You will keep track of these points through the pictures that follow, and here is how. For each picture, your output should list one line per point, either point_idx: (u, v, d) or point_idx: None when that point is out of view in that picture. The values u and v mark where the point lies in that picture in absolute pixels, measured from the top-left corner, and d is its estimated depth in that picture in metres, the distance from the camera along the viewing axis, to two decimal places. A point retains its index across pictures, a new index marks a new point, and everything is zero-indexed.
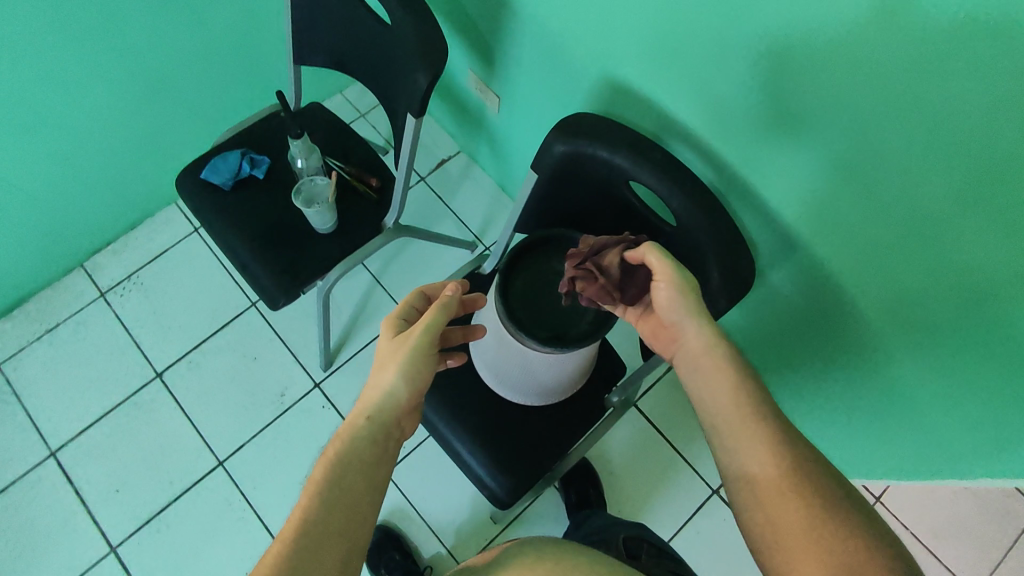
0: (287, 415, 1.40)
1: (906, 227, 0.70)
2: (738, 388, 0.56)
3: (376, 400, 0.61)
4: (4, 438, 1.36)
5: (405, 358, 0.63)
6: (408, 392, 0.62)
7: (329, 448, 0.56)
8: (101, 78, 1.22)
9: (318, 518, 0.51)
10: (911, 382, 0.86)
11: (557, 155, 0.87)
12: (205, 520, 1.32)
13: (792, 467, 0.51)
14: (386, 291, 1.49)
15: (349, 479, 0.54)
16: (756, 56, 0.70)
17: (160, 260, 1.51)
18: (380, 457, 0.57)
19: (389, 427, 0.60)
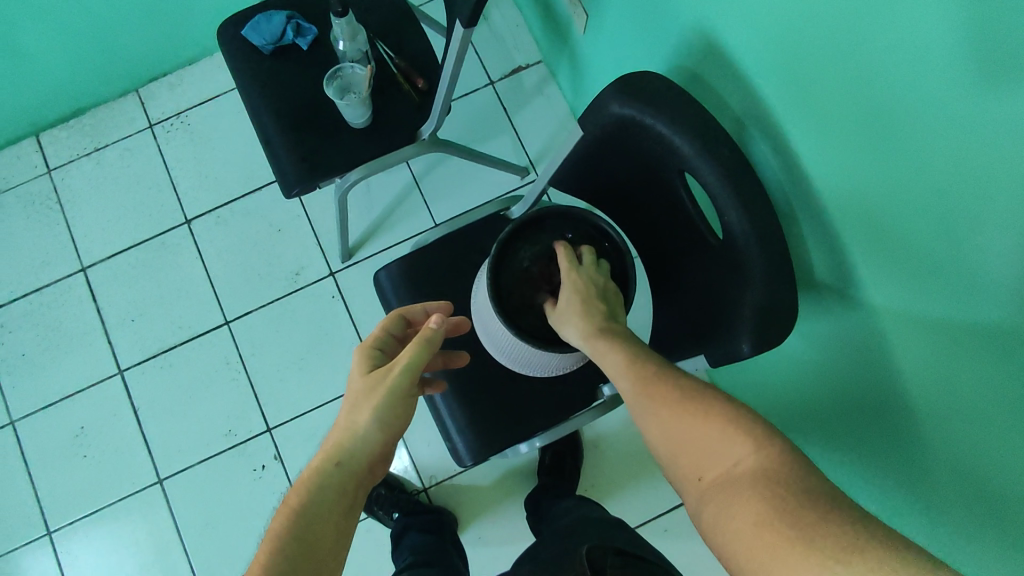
0: (297, 295, 1.40)
1: (988, 352, 0.51)
2: (671, 393, 0.56)
3: (347, 444, 0.60)
4: (45, 242, 1.44)
5: (383, 398, 0.62)
6: (383, 434, 0.61)
7: (290, 498, 0.55)
8: None
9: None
10: (924, 508, 0.70)
11: (609, 116, 0.72)
12: (202, 371, 1.38)
13: (745, 459, 0.49)
14: (423, 196, 1.41)
15: (312, 531, 0.53)
16: (881, 63, 0.51)
17: (210, 105, 1.47)
18: (346, 506, 0.56)
19: (362, 473, 0.59)
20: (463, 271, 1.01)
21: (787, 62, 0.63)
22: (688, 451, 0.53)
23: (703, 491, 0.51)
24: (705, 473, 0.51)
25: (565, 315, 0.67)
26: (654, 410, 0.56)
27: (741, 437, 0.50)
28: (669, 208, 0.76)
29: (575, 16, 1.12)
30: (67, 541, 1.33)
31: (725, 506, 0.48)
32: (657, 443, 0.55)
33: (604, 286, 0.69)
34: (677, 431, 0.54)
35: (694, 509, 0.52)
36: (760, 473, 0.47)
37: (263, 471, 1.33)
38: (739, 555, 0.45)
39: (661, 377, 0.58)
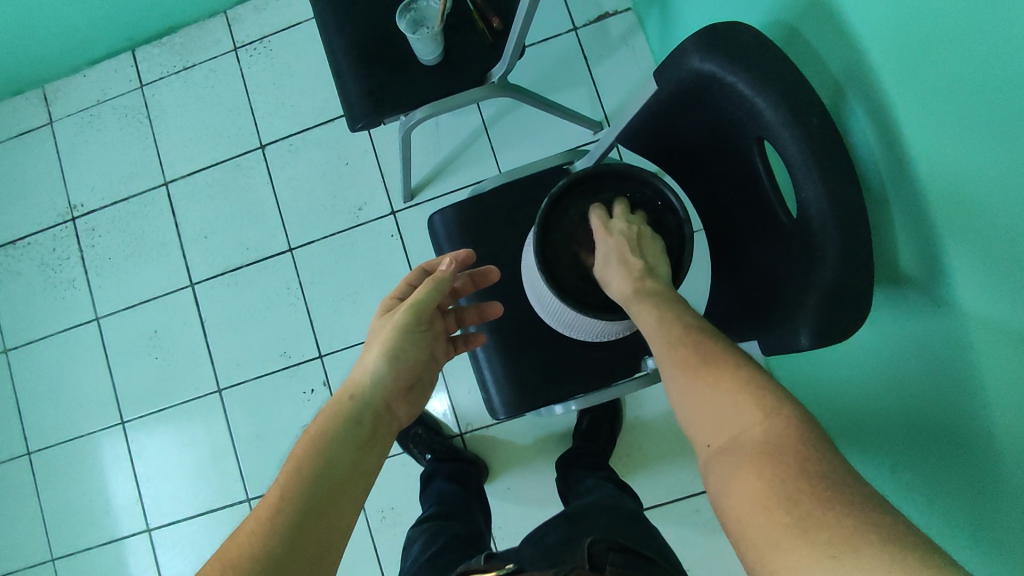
0: (359, 229, 1.42)
1: None
2: (691, 355, 0.52)
3: (363, 381, 0.65)
4: (135, 154, 1.52)
5: (396, 336, 0.67)
6: (393, 369, 0.66)
7: (311, 427, 0.61)
8: None
9: (300, 495, 0.54)
10: (988, 539, 0.63)
11: (689, 70, 0.66)
12: (264, 293, 1.44)
13: (759, 429, 0.45)
14: (491, 142, 1.38)
15: (332, 456, 0.58)
16: (1003, 36, 0.43)
17: (292, 32, 1.48)
18: (365, 435, 0.62)
19: (377, 407, 0.64)
20: (517, 224, 0.98)
21: (900, 15, 0.54)
22: (701, 418, 0.49)
23: (710, 460, 0.48)
24: (714, 442, 0.48)
25: (602, 268, 0.65)
26: (673, 370, 0.52)
27: (755, 407, 0.46)
28: (742, 177, 0.69)
29: None
30: (136, 432, 1.46)
31: (726, 478, 0.45)
32: (675, 402, 0.52)
33: (642, 236, 0.66)
34: (694, 393, 0.50)
35: (703, 477, 0.49)
36: (767, 448, 0.44)
37: (312, 394, 1.40)
38: (736, 528, 0.43)
39: (690, 335, 0.54)
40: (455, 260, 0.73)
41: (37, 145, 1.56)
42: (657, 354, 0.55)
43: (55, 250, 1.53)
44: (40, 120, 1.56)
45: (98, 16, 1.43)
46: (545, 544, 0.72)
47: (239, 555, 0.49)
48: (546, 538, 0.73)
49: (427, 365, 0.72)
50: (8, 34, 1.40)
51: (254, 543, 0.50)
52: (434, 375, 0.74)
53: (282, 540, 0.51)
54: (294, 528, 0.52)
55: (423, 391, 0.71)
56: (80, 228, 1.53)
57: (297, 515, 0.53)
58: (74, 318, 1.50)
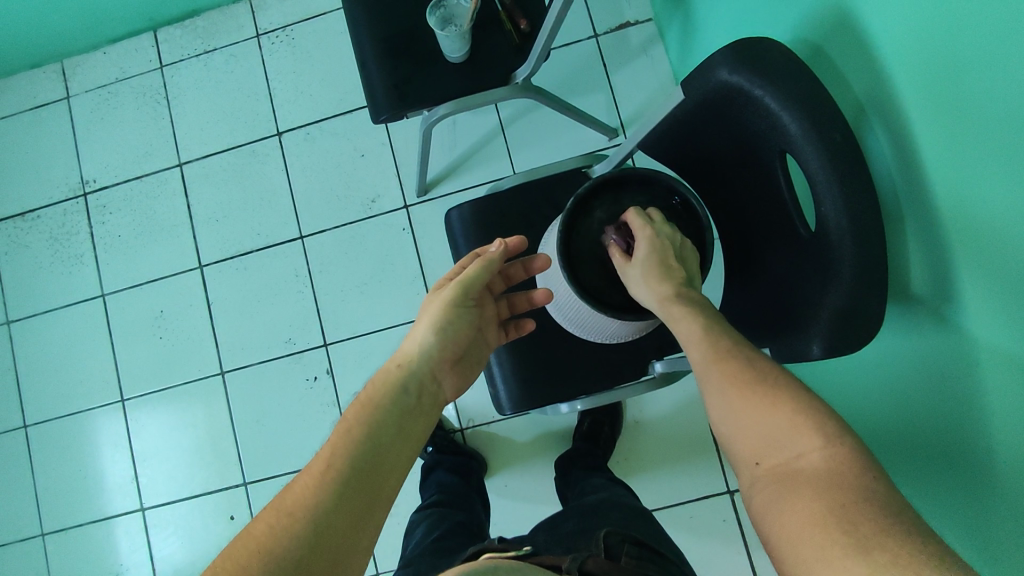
0: (370, 221, 1.43)
1: None
2: (740, 375, 0.54)
3: (412, 352, 0.68)
4: (151, 133, 1.53)
5: (446, 311, 0.69)
6: (443, 343, 0.68)
7: (363, 394, 0.64)
8: None
9: (349, 458, 0.57)
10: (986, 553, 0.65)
11: (716, 82, 0.68)
12: (273, 279, 1.45)
13: (818, 453, 0.47)
14: (507, 142, 1.40)
15: (379, 422, 0.61)
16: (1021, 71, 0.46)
17: (315, 22, 1.49)
18: (411, 405, 0.64)
19: (424, 378, 0.67)
20: (534, 224, 0.99)
21: (924, 40, 0.56)
22: (750, 437, 0.52)
23: (759, 477, 0.50)
24: (764, 460, 0.50)
25: (637, 275, 0.65)
26: (720, 386, 0.54)
27: (810, 431, 0.48)
28: (763, 189, 0.71)
29: None
30: (136, 410, 1.46)
31: (779, 498, 0.47)
32: (720, 420, 0.54)
33: (684, 250, 0.67)
34: (743, 412, 0.52)
35: (747, 491, 0.51)
36: (826, 474, 0.46)
37: (315, 382, 1.40)
38: (783, 546, 0.45)
39: (738, 354, 0.56)
40: (508, 244, 0.73)
41: (53, 119, 1.56)
42: (700, 367, 0.57)
43: (65, 224, 1.53)
44: (57, 94, 1.56)
45: None
46: (559, 532, 0.74)
47: (294, 507, 0.53)
48: (560, 526, 0.76)
49: (473, 342, 0.74)
50: (31, 6, 1.41)
51: (307, 498, 0.54)
52: (481, 354, 0.75)
53: (333, 497, 0.54)
54: (345, 487, 0.55)
55: (468, 368, 0.73)
56: (91, 204, 1.53)
57: (347, 475, 0.56)
58: (80, 293, 1.50)
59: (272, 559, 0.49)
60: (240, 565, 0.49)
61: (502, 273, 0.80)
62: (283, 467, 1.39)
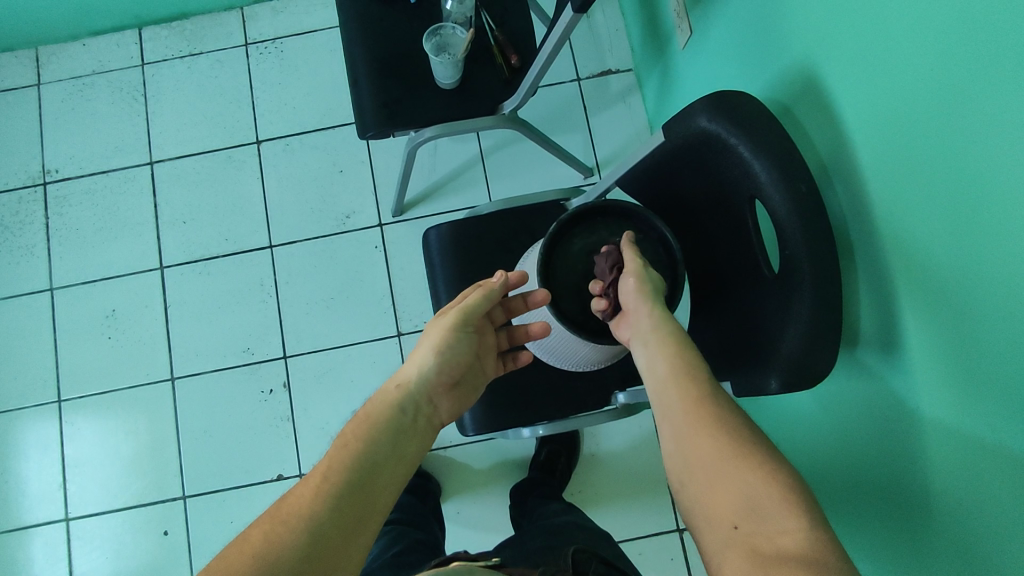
0: (344, 236, 1.43)
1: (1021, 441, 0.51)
2: (720, 433, 0.54)
3: (411, 373, 0.68)
4: (123, 128, 1.50)
5: (447, 336, 0.70)
6: (441, 366, 0.69)
7: (363, 410, 0.65)
8: None
9: (346, 470, 0.58)
10: None
11: (695, 128, 0.72)
12: (238, 286, 1.42)
13: (797, 530, 0.47)
14: (485, 171, 1.43)
15: (377, 440, 0.62)
16: (969, 140, 0.51)
17: (306, 38, 1.51)
18: (407, 425, 0.65)
19: (422, 401, 0.68)
20: (511, 248, 1.02)
21: (883, 106, 0.61)
22: (724, 496, 0.51)
23: (734, 540, 0.49)
24: (742, 523, 0.49)
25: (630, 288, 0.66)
26: (702, 437, 0.54)
27: (795, 509, 0.48)
28: (732, 231, 0.76)
29: (679, 29, 1.11)
30: (73, 412, 1.39)
31: (759, 568, 0.46)
32: (690, 472, 0.54)
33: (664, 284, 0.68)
34: (724, 469, 0.52)
35: (713, 553, 0.50)
36: (805, 554, 0.46)
37: (269, 395, 1.37)
38: None
39: (716, 407, 0.56)
40: (509, 278, 0.75)
41: (18, 104, 1.51)
42: (682, 410, 0.56)
43: (18, 212, 1.47)
44: (26, 80, 1.52)
45: None
46: (526, 548, 0.79)
47: (288, 514, 0.53)
48: (527, 543, 0.80)
49: (471, 369, 0.74)
50: None
51: (304, 506, 0.54)
52: (478, 383, 0.76)
53: (328, 507, 0.55)
54: (340, 497, 0.56)
55: (464, 395, 0.74)
56: (49, 194, 1.47)
57: (344, 486, 0.57)
58: (26, 286, 1.43)
59: (266, 564, 0.50)
60: (230, 569, 0.49)
61: (502, 306, 0.80)
62: (228, 481, 1.34)
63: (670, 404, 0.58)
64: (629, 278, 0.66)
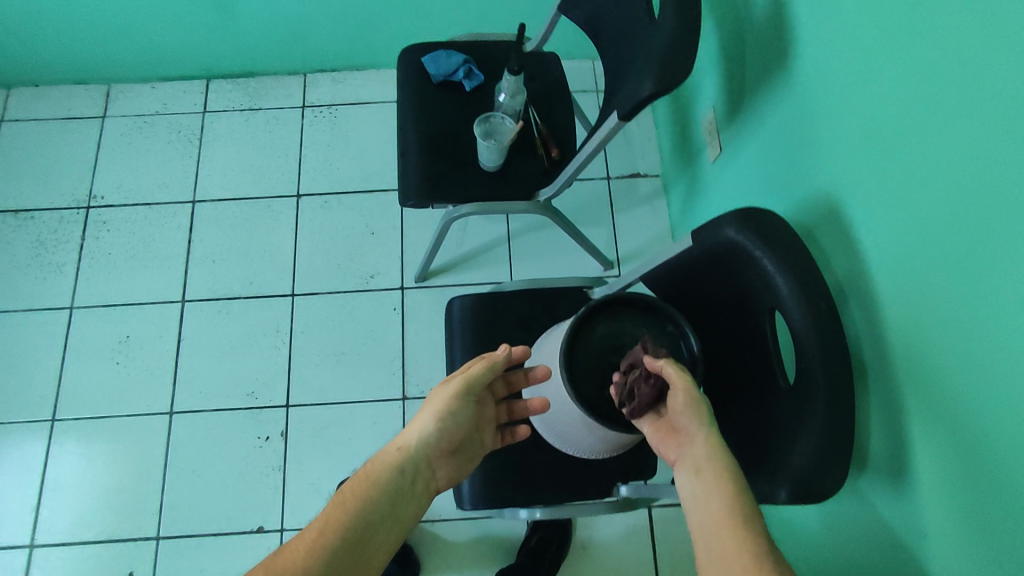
0: (365, 294, 1.47)
1: None
2: None
3: (411, 437, 0.71)
4: (174, 167, 1.58)
5: (449, 405, 0.72)
6: (441, 434, 0.72)
7: (364, 468, 0.69)
8: None
9: (340, 531, 0.63)
10: None
11: (721, 238, 0.77)
12: (254, 330, 1.44)
13: None
14: (510, 251, 1.49)
15: (372, 503, 0.66)
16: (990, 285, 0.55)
17: (359, 108, 1.62)
18: (404, 488, 0.69)
19: (421, 467, 0.71)
20: (530, 327, 1.05)
21: (904, 243, 0.66)
22: None
23: None
24: None
25: (681, 405, 0.65)
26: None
27: None
28: (750, 338, 0.79)
29: (710, 145, 1.20)
30: (64, 435, 1.37)
31: None
32: None
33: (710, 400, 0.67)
34: None
35: None
36: None
37: (265, 442, 1.36)
38: None
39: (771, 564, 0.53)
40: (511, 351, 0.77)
41: (78, 132, 1.59)
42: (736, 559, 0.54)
43: (57, 230, 1.51)
44: (93, 111, 1.61)
45: (192, 44, 1.55)
46: None
47: (283, 567, 0.59)
48: None
49: (471, 436, 0.77)
50: (102, 33, 1.50)
51: (298, 561, 0.59)
52: (480, 449, 0.78)
53: (322, 563, 0.60)
54: (332, 559, 0.61)
55: (465, 459, 0.76)
56: (90, 217, 1.53)
57: (337, 546, 0.62)
58: (47, 302, 1.46)
59: None
60: None
61: (504, 377, 0.83)
62: (206, 527, 1.30)
63: (722, 548, 0.56)
64: (677, 393, 0.65)
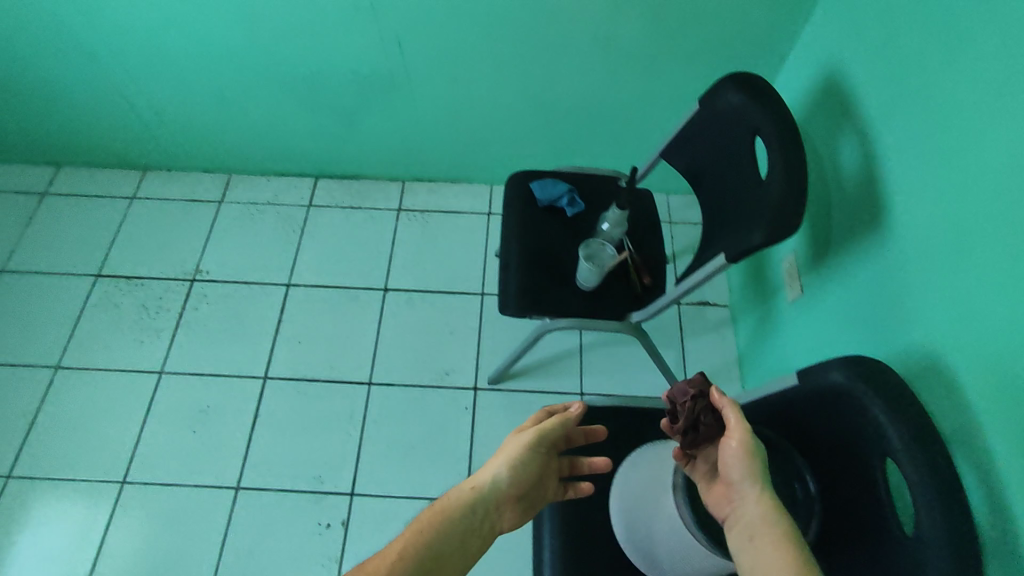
0: (439, 391, 1.52)
1: None
2: None
3: (486, 477, 0.74)
4: (275, 252, 1.71)
5: (522, 451, 0.76)
6: (512, 480, 0.75)
7: (439, 503, 0.71)
8: (514, 85, 1.48)
9: (411, 562, 0.65)
10: None
11: (829, 382, 0.82)
12: (329, 413, 1.49)
13: None
14: (581, 364, 1.55)
15: (443, 538, 0.68)
16: None
17: (450, 217, 1.76)
18: (472, 528, 0.71)
19: (490, 508, 0.73)
20: (619, 444, 1.08)
21: (1018, 406, 0.70)
22: None
23: None
24: None
25: (733, 455, 0.67)
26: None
27: None
28: (859, 483, 0.80)
29: (789, 286, 1.29)
30: (131, 498, 1.39)
31: None
32: None
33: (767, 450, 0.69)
34: None
35: None
36: None
37: (326, 529, 1.36)
38: None
39: None
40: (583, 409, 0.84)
41: (198, 214, 1.76)
42: None
43: (162, 298, 1.63)
44: (213, 196, 1.79)
45: (311, 148, 1.73)
46: None
47: None
48: None
49: (538, 485, 0.80)
50: (237, 132, 1.69)
51: None
52: (542, 498, 0.81)
53: None
54: None
55: (528, 508, 0.78)
56: (193, 290, 1.64)
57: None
58: (140, 364, 1.54)
59: None
60: None
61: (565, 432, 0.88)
62: None
63: None
64: (732, 441, 0.68)
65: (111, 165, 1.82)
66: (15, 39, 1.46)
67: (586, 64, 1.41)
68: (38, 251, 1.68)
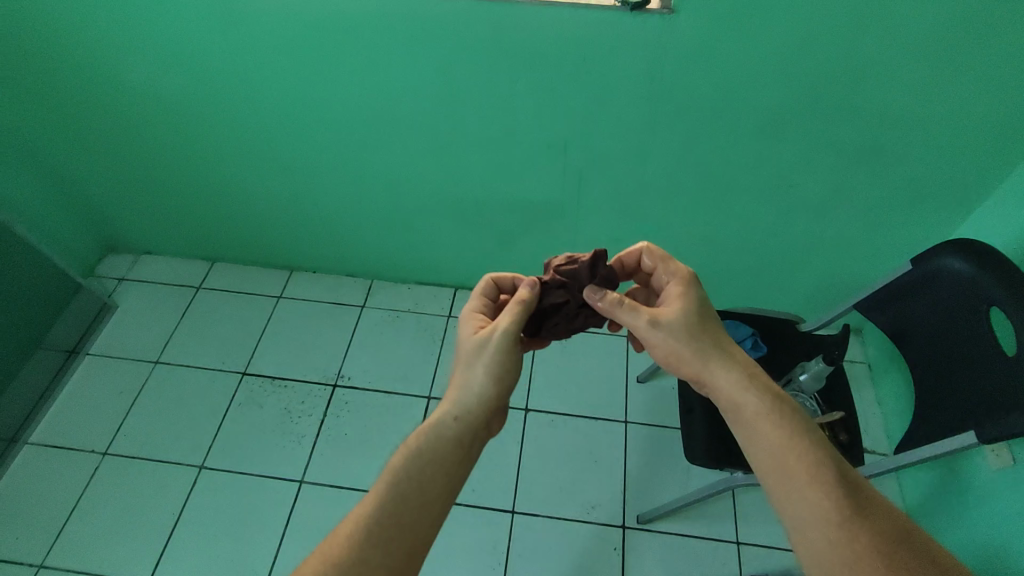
0: (585, 526, 1.45)
1: None
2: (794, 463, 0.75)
3: (462, 399, 0.84)
4: (415, 361, 1.71)
5: (490, 359, 0.86)
6: (489, 387, 0.85)
7: (412, 439, 0.80)
8: (676, 218, 1.51)
9: (394, 491, 0.74)
10: None
11: None
12: (471, 542, 1.43)
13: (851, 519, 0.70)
14: (735, 509, 1.47)
15: (423, 461, 0.78)
16: None
17: (589, 337, 1.76)
18: (455, 442, 0.80)
19: (475, 416, 0.83)
20: None
21: None
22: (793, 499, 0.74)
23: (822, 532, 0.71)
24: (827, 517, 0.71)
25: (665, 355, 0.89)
26: (778, 462, 0.76)
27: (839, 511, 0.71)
28: None
29: (992, 453, 1.20)
30: None
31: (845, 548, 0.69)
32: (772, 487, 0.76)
33: (682, 323, 0.88)
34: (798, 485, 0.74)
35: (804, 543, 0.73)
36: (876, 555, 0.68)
37: None
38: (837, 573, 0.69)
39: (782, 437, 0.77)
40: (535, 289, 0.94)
41: (340, 317, 1.80)
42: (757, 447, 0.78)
43: (305, 402, 1.63)
44: (356, 300, 1.83)
45: (458, 260, 1.77)
46: None
47: (347, 537, 0.70)
48: None
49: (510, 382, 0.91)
50: (390, 241, 1.75)
51: (359, 527, 0.71)
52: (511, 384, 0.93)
53: (381, 520, 0.72)
54: (391, 512, 0.73)
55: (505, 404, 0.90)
56: (335, 395, 1.64)
57: (394, 505, 0.73)
58: (281, 471, 1.51)
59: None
60: None
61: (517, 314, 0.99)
62: None
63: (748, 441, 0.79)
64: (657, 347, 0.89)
65: (262, 263, 1.89)
66: (211, 151, 1.57)
67: (758, 203, 1.43)
68: (190, 345, 1.72)
